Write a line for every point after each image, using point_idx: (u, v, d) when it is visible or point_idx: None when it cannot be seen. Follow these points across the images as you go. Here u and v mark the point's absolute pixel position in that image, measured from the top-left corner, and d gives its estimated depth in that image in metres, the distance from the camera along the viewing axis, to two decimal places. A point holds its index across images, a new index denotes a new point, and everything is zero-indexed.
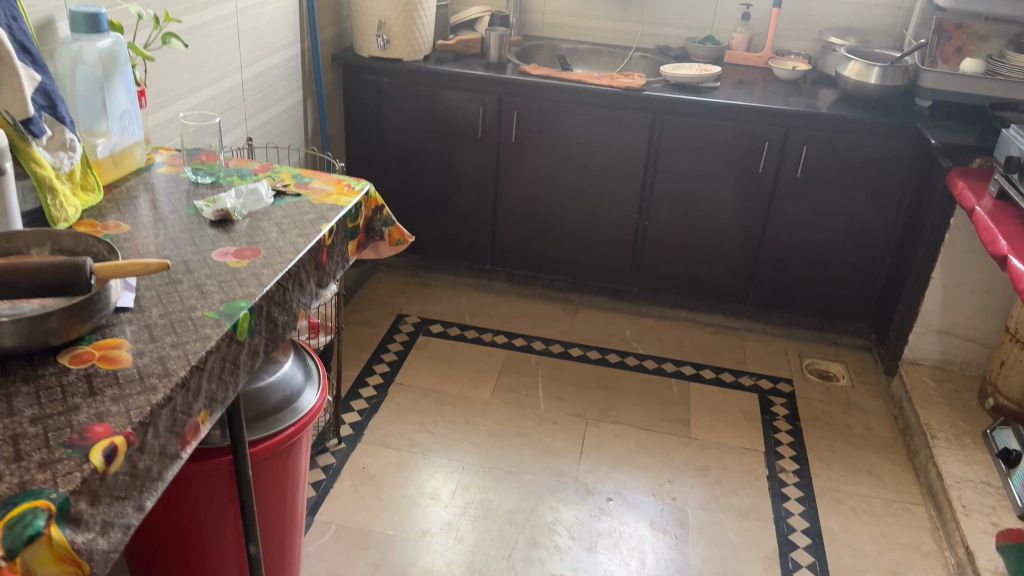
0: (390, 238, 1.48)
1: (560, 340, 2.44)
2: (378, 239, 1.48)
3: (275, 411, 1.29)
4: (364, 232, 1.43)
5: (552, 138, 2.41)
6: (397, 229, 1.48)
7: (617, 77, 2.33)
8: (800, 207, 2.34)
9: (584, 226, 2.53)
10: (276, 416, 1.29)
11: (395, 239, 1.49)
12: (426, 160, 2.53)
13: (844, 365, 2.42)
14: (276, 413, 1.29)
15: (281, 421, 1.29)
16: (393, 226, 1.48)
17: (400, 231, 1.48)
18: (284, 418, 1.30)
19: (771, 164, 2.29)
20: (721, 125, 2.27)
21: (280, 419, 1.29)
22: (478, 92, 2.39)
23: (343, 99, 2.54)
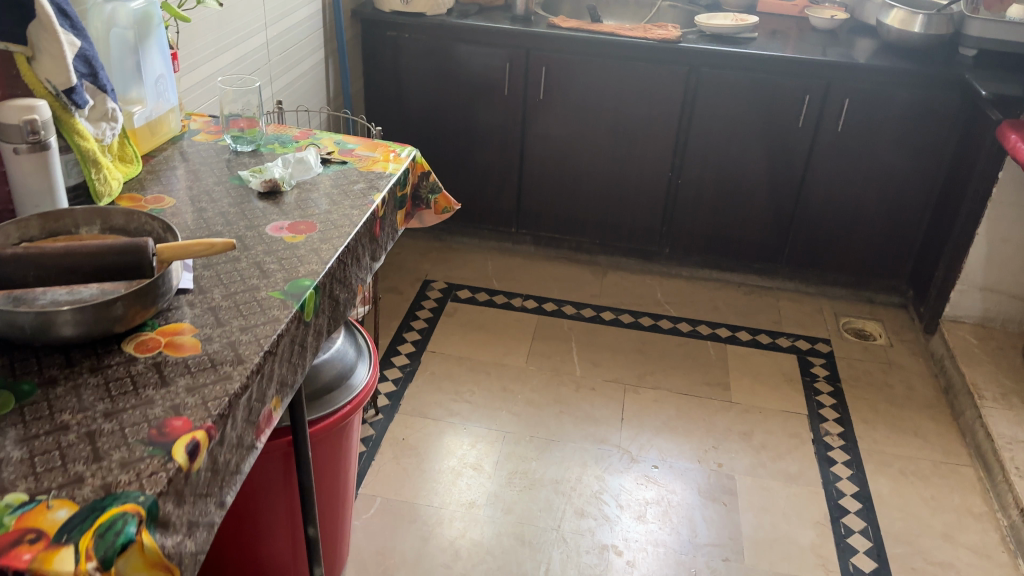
0: (436, 206, 1.42)
1: (591, 304, 2.40)
2: (423, 207, 1.41)
3: (330, 389, 1.24)
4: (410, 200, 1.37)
5: (582, 94, 2.32)
6: (443, 197, 1.42)
7: (651, 29, 2.24)
8: (839, 163, 2.27)
9: (613, 185, 2.46)
10: (332, 394, 1.24)
11: (441, 207, 1.42)
12: (450, 120, 2.45)
13: (881, 323, 2.39)
14: (331, 391, 1.24)
15: (335, 399, 1.24)
16: (438, 193, 1.42)
17: (446, 198, 1.42)
18: (339, 396, 1.25)
19: (810, 118, 2.22)
20: (759, 78, 2.20)
21: (335, 397, 1.24)
22: (504, 47, 2.30)
23: (363, 57, 2.45)
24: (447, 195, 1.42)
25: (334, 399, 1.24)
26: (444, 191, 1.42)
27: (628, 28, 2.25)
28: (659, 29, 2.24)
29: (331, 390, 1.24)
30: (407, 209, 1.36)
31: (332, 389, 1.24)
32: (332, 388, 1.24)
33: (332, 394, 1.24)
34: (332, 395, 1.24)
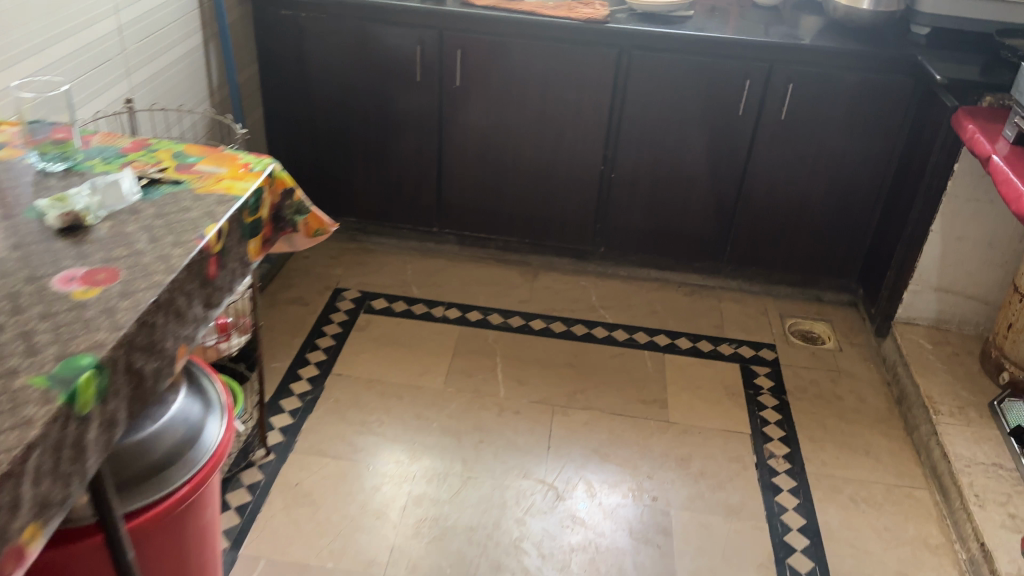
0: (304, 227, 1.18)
1: (519, 311, 2.19)
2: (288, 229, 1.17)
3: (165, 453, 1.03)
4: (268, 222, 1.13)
5: (502, 81, 2.09)
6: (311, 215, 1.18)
7: (577, 8, 2.01)
8: (784, 153, 2.08)
9: (541, 179, 2.24)
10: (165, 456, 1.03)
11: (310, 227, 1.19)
12: (357, 110, 2.20)
13: (830, 325, 2.23)
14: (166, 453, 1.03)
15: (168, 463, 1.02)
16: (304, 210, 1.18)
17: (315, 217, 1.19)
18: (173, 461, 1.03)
19: (752, 104, 2.02)
20: (695, 63, 1.99)
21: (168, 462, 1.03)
22: (414, 27, 2.05)
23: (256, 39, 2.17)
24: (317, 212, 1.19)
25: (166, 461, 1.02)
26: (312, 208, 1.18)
27: (552, 6, 2.01)
28: (586, 8, 2.01)
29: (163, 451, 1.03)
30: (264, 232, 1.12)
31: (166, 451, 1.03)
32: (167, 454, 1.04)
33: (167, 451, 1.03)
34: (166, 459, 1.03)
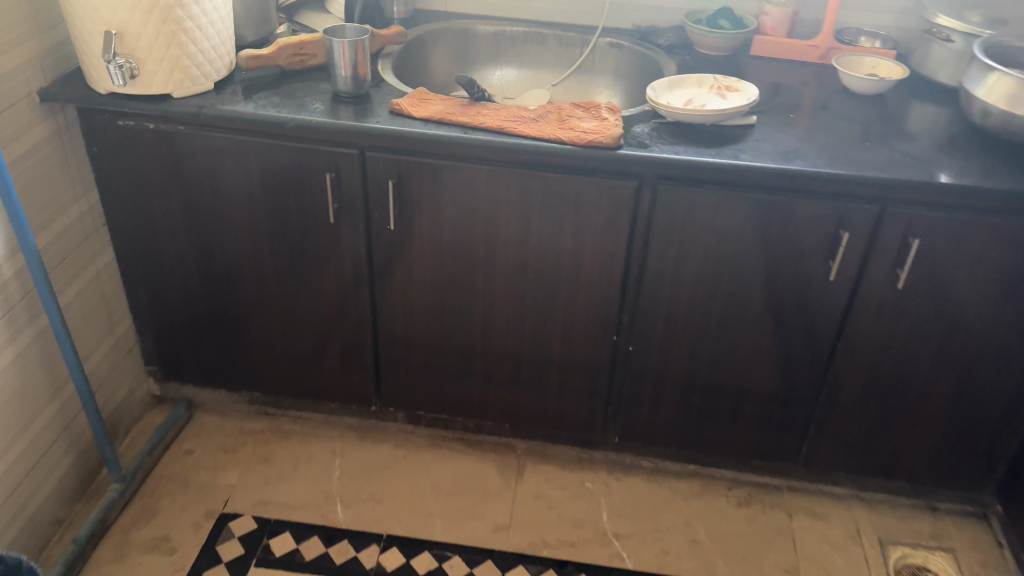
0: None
1: (491, 550, 1.47)
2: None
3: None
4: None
5: (464, 222, 1.39)
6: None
7: (574, 118, 1.28)
8: (893, 328, 1.36)
9: (527, 349, 1.54)
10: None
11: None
12: (250, 258, 1.49)
13: (954, 560, 1.52)
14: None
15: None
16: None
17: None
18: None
19: (848, 262, 1.30)
20: (762, 203, 1.26)
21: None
22: (321, 148, 1.33)
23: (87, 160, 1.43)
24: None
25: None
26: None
27: (535, 115, 1.29)
28: (587, 117, 1.29)
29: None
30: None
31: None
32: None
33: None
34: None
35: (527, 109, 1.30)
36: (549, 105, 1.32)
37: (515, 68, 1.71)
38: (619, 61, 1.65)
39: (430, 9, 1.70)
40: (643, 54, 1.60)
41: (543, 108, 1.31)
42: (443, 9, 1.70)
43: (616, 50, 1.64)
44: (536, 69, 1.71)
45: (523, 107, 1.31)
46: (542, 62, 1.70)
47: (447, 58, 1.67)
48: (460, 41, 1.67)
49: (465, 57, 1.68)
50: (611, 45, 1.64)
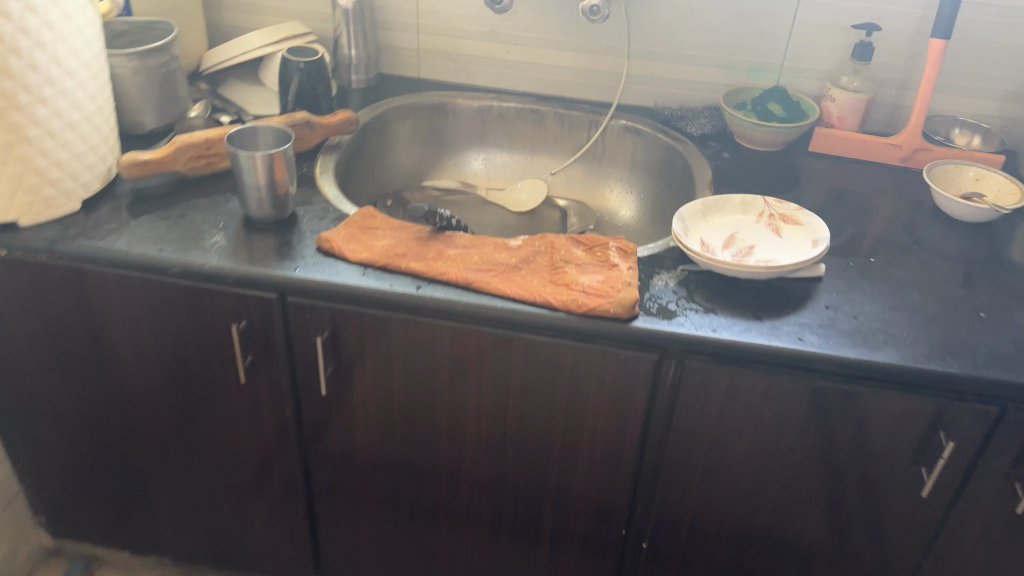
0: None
1: None
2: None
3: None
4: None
5: (418, 391, 1.01)
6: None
7: (572, 263, 0.93)
8: (1004, 555, 0.99)
9: (505, 541, 1.16)
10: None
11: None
12: (144, 415, 1.12)
13: None
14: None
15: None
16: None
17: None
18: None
19: (949, 475, 0.93)
20: (834, 398, 0.89)
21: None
22: (222, 294, 0.96)
23: None
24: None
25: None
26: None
27: (518, 258, 0.93)
28: (590, 264, 0.93)
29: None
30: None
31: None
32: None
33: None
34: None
35: (506, 248, 0.95)
36: (535, 241, 0.96)
37: (506, 152, 1.35)
38: (637, 150, 1.29)
39: (400, 76, 1.36)
40: (668, 146, 1.24)
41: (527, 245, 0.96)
42: (415, 75, 1.36)
43: (634, 137, 1.29)
44: (531, 154, 1.35)
45: (500, 245, 0.96)
46: (540, 145, 1.34)
47: (417, 141, 1.32)
48: (435, 119, 1.32)
49: (442, 137, 1.34)
50: (627, 130, 1.29)
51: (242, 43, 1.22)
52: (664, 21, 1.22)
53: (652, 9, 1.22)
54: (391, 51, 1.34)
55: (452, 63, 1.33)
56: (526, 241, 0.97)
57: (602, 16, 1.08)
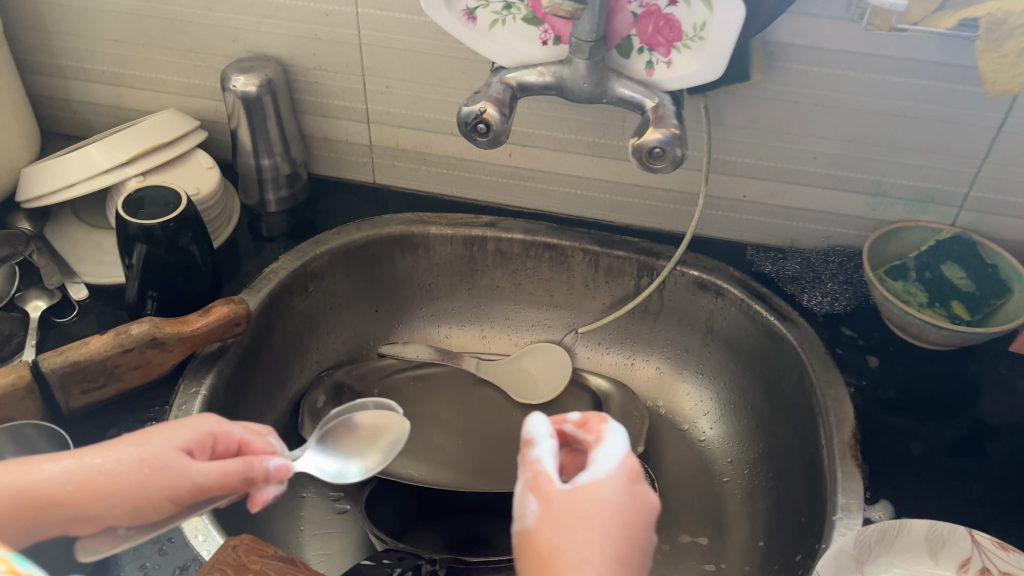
0: (210, 439, 0.55)
1: None
2: (219, 424, 0.56)
3: (366, 410, 0.66)
4: (66, 458, 0.52)
5: None
6: (213, 436, 0.55)
7: (618, 500, 0.51)
8: None
9: None
10: (362, 417, 0.66)
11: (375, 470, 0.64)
12: None
13: None
14: (366, 396, 0.66)
15: (386, 424, 0.66)
16: (216, 418, 0.57)
17: (229, 454, 0.57)
18: (398, 439, 0.66)
19: None
20: None
21: (383, 436, 0.66)
22: None
23: None
24: (250, 435, 0.57)
25: (341, 446, 0.64)
26: (237, 431, 0.57)
27: (542, 463, 0.52)
28: (648, 508, 0.53)
29: (337, 420, 0.65)
30: (168, 447, 0.53)
31: (353, 427, 0.65)
32: (378, 404, 0.67)
33: (332, 428, 0.64)
34: (370, 432, 0.66)
35: (537, 439, 0.53)
36: (595, 428, 0.54)
37: (509, 300, 0.88)
38: (716, 317, 0.81)
39: (349, 180, 0.89)
40: (771, 327, 0.76)
41: (580, 439, 0.55)
42: (372, 180, 0.89)
43: (712, 298, 0.81)
44: (546, 304, 0.88)
45: (530, 428, 0.53)
46: (562, 294, 0.87)
47: (369, 292, 0.86)
48: (397, 258, 0.85)
49: (411, 282, 0.87)
50: (701, 286, 0.81)
51: (75, 162, 0.75)
52: (770, 122, 0.73)
53: (753, 102, 0.72)
54: (331, 147, 0.86)
55: (425, 166, 0.86)
56: (582, 425, 0.55)
57: (673, 154, 0.59)
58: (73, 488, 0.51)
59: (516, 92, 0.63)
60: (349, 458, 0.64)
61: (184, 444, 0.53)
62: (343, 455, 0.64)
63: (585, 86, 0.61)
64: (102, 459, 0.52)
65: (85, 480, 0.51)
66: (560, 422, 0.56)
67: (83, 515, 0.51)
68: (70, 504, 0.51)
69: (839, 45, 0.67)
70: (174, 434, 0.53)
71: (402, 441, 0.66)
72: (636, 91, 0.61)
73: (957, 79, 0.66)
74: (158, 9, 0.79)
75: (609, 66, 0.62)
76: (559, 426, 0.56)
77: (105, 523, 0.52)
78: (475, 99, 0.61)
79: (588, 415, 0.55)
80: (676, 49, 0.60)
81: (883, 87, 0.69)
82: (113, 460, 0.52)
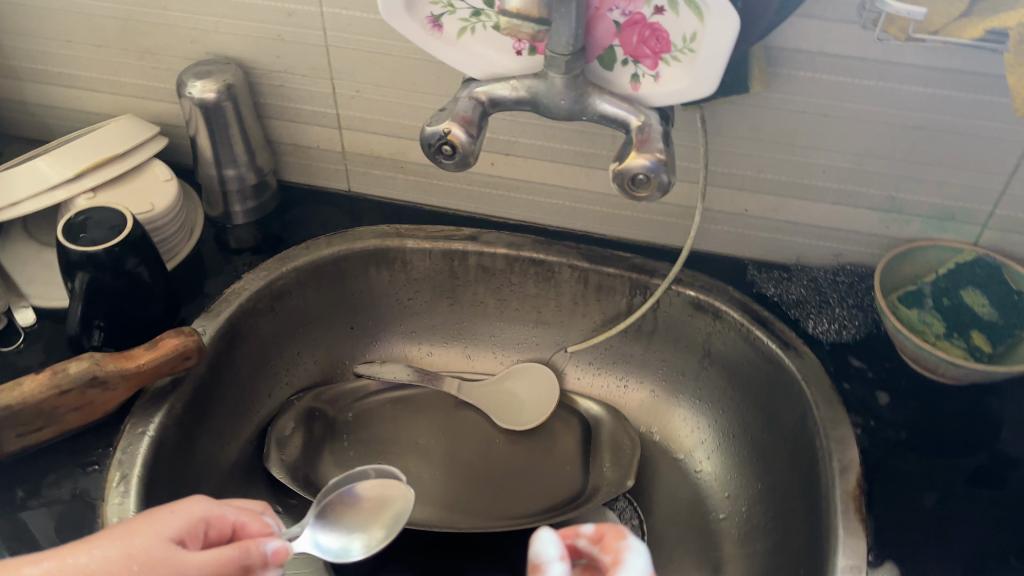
0: (202, 525, 0.47)
1: None
2: (211, 507, 0.48)
3: (368, 480, 0.62)
4: (44, 561, 0.44)
5: None
6: (206, 522, 0.48)
7: None
8: None
9: None
10: (364, 487, 0.61)
11: (380, 547, 0.59)
12: None
13: None
14: (365, 467, 0.63)
15: (389, 494, 0.62)
16: (208, 499, 0.49)
17: (223, 541, 0.49)
18: (404, 510, 0.62)
19: None
20: None
21: (388, 507, 0.61)
22: None
23: None
24: (246, 516, 0.50)
25: (343, 520, 0.59)
26: (231, 514, 0.49)
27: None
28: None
29: (337, 492, 0.60)
30: (156, 538, 0.45)
31: (354, 500, 0.61)
32: (381, 472, 0.63)
33: (332, 502, 0.59)
34: (373, 504, 0.61)
35: (548, 563, 0.39)
36: (614, 541, 0.41)
37: (493, 317, 0.83)
38: (714, 340, 0.75)
39: (324, 189, 0.84)
40: (772, 356, 0.70)
41: (596, 559, 0.41)
42: (346, 188, 0.83)
43: (709, 320, 0.74)
44: (533, 322, 0.82)
45: (537, 548, 0.40)
46: (549, 311, 0.81)
47: (343, 308, 0.80)
48: (371, 273, 0.79)
49: (389, 298, 0.82)
50: (698, 308, 0.74)
51: (22, 175, 0.69)
52: (774, 133, 0.67)
53: (754, 112, 0.65)
54: (302, 153, 0.81)
55: (403, 175, 0.80)
56: (599, 541, 0.42)
57: (660, 180, 0.52)
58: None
59: (487, 107, 0.56)
60: (352, 534, 0.59)
61: (175, 534, 0.46)
62: (346, 532, 0.59)
63: (562, 102, 0.55)
64: (84, 557, 0.44)
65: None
66: (571, 537, 0.42)
67: None
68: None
69: (851, 52, 0.60)
70: (162, 524, 0.45)
71: (406, 515, 0.62)
72: (618, 107, 0.55)
73: (982, 89, 0.59)
74: (109, 7, 0.72)
75: (588, 79, 0.55)
76: (569, 541, 0.42)
77: None
78: (439, 118, 0.54)
79: (606, 528, 0.42)
80: (664, 61, 0.54)
81: (900, 97, 0.61)
82: (96, 558, 0.44)
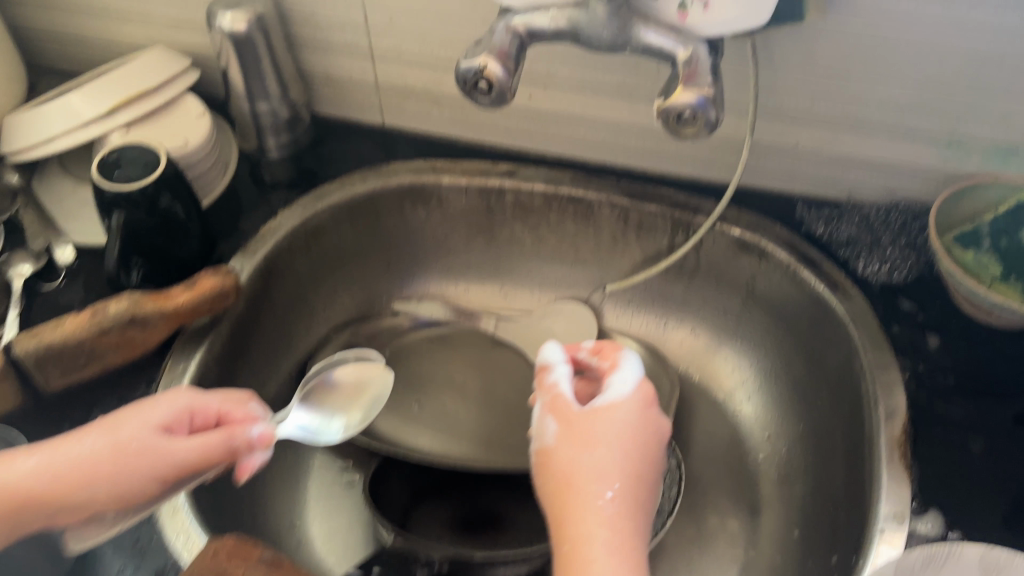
0: (188, 413, 0.52)
1: None
2: (195, 398, 0.53)
3: (352, 365, 0.67)
4: (37, 451, 0.48)
5: None
6: (190, 410, 0.52)
7: (636, 422, 0.51)
8: None
9: None
10: (346, 372, 0.67)
11: (359, 427, 0.65)
12: None
13: None
14: (345, 351, 0.69)
15: (368, 377, 0.68)
16: (192, 391, 0.54)
17: (209, 429, 0.53)
18: (381, 392, 0.68)
19: None
20: None
21: (366, 389, 0.67)
22: None
23: None
24: (229, 405, 0.54)
25: (326, 402, 0.64)
26: (214, 402, 0.54)
27: (559, 386, 0.53)
28: (657, 432, 0.52)
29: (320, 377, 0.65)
30: (144, 427, 0.50)
31: (336, 384, 0.66)
32: (358, 356, 0.70)
33: (317, 386, 0.64)
34: (353, 387, 0.67)
35: (554, 362, 0.55)
36: (609, 359, 0.56)
37: (531, 255, 0.81)
38: (759, 280, 0.73)
39: (359, 123, 0.82)
40: (819, 297, 0.68)
41: (593, 366, 0.57)
42: (381, 122, 0.82)
43: (755, 259, 0.72)
44: (572, 260, 0.80)
45: (546, 354, 0.56)
46: (587, 250, 0.79)
47: (378, 246, 0.80)
48: (407, 211, 0.78)
49: (424, 235, 0.81)
50: (743, 247, 0.72)
51: (55, 112, 0.69)
52: (829, 63, 0.63)
53: (810, 39, 0.62)
54: (335, 86, 0.79)
55: (437, 108, 0.78)
56: (596, 353, 0.57)
57: (707, 118, 0.50)
58: (54, 481, 0.47)
59: (524, 39, 0.54)
60: (335, 414, 0.64)
61: (161, 422, 0.50)
62: (330, 411, 0.64)
63: (604, 34, 0.52)
64: (78, 447, 0.48)
65: (63, 469, 0.47)
66: (574, 350, 0.58)
67: (67, 507, 0.47)
68: (47, 497, 0.47)
69: None
70: (148, 413, 0.50)
71: (382, 398, 0.68)
72: (664, 38, 0.52)
73: None
74: None
75: (632, 7, 0.52)
76: (574, 353, 0.58)
77: (91, 512, 0.48)
78: (475, 53, 0.52)
79: (604, 343, 0.57)
80: None
81: (967, 23, 0.57)
82: (90, 447, 0.48)
